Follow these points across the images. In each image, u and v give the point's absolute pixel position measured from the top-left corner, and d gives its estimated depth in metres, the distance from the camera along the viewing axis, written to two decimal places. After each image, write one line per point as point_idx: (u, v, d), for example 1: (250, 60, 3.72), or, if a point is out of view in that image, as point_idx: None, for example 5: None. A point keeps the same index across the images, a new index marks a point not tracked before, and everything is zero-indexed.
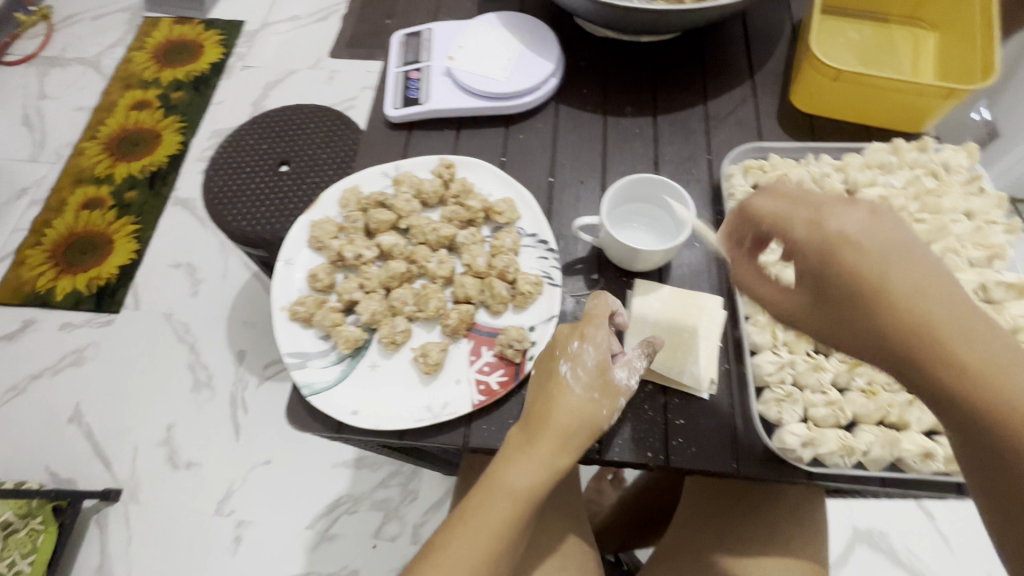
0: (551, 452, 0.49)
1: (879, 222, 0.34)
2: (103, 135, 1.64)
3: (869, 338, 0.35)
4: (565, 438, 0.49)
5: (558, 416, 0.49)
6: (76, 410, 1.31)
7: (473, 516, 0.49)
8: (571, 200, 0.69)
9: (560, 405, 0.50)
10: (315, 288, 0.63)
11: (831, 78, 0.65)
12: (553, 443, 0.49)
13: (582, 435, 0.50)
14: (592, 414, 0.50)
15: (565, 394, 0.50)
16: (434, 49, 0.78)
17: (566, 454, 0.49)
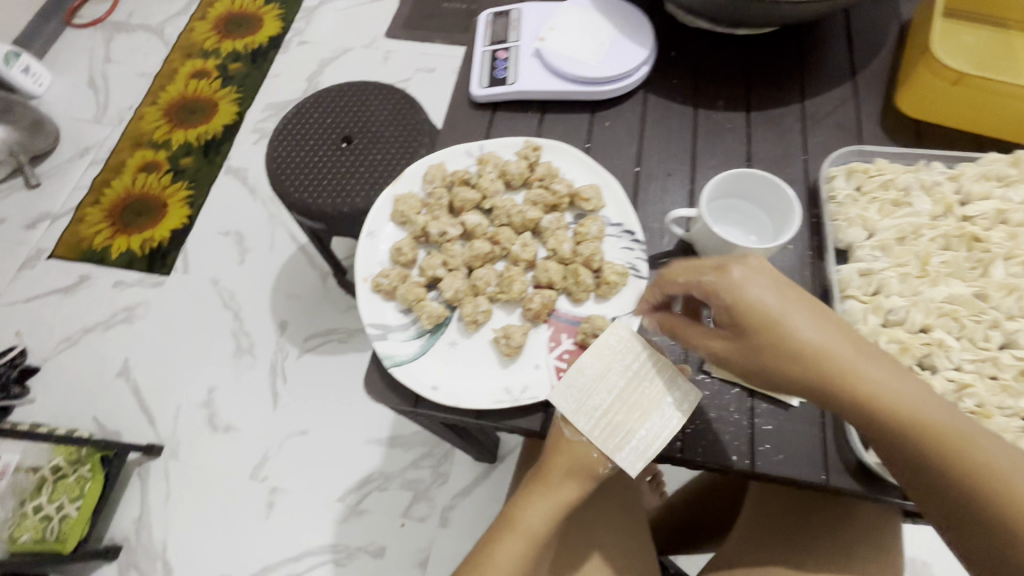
0: (551, 492, 0.53)
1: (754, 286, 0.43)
2: (162, 101, 1.68)
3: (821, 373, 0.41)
4: (564, 479, 0.52)
5: (553, 459, 0.53)
6: (124, 366, 1.35)
7: (486, 559, 0.52)
8: (657, 192, 0.67)
9: (553, 450, 0.53)
10: (397, 262, 0.62)
11: (950, 81, 0.62)
12: (550, 485, 0.53)
13: (575, 476, 0.52)
14: (582, 455, 0.51)
15: (557, 437, 0.52)
16: (523, 30, 0.76)
17: (563, 494, 0.53)
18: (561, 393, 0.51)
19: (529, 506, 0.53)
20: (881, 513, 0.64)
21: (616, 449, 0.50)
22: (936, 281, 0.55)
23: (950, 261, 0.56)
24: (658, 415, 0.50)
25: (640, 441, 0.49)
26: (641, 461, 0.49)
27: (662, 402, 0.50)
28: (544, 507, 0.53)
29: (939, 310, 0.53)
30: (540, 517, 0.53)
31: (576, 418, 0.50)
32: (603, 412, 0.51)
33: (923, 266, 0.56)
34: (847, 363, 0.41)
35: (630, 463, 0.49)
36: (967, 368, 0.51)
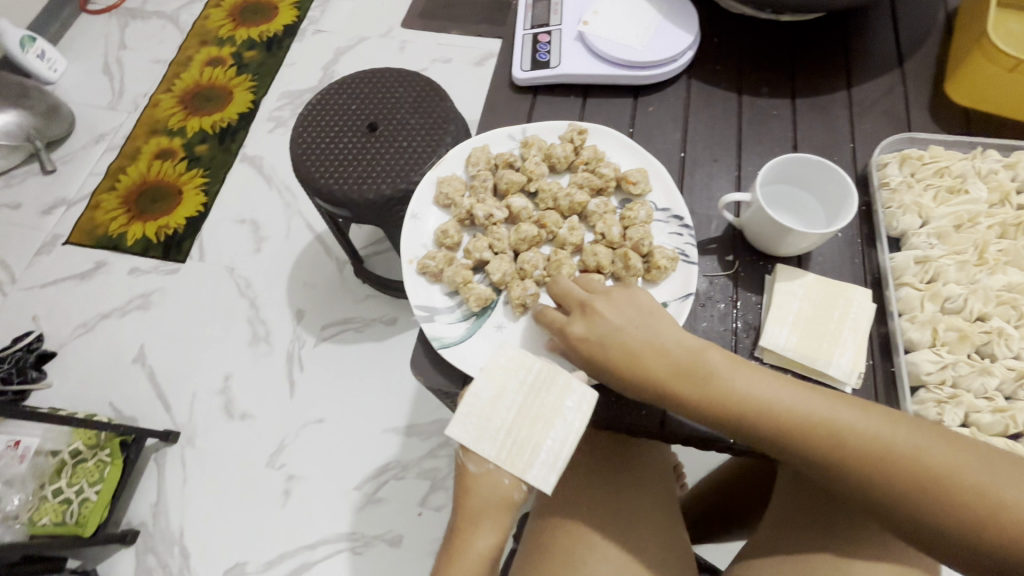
0: (467, 543, 0.54)
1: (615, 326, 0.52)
2: (178, 88, 1.67)
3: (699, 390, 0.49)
4: (478, 521, 0.54)
5: (466, 504, 0.54)
6: (141, 352, 1.35)
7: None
8: (704, 178, 0.66)
9: (464, 494, 0.54)
10: (443, 244, 0.62)
11: (1006, 68, 0.61)
12: (469, 534, 0.54)
13: (488, 515, 0.54)
14: (492, 489, 0.53)
15: (464, 478, 0.54)
16: (564, 13, 0.75)
17: (481, 544, 0.54)
18: (462, 426, 0.52)
19: (450, 565, 0.53)
20: None
21: (526, 468, 0.51)
22: (994, 269, 0.54)
23: (1008, 249, 0.55)
24: (561, 422, 0.52)
25: (548, 453, 0.51)
26: (554, 474, 0.51)
27: (561, 409, 0.52)
28: (465, 564, 0.53)
29: (998, 298, 0.53)
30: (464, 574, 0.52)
31: (480, 446, 0.52)
32: (506, 434, 0.52)
33: (980, 254, 0.55)
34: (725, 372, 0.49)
35: (543, 478, 0.50)
36: None
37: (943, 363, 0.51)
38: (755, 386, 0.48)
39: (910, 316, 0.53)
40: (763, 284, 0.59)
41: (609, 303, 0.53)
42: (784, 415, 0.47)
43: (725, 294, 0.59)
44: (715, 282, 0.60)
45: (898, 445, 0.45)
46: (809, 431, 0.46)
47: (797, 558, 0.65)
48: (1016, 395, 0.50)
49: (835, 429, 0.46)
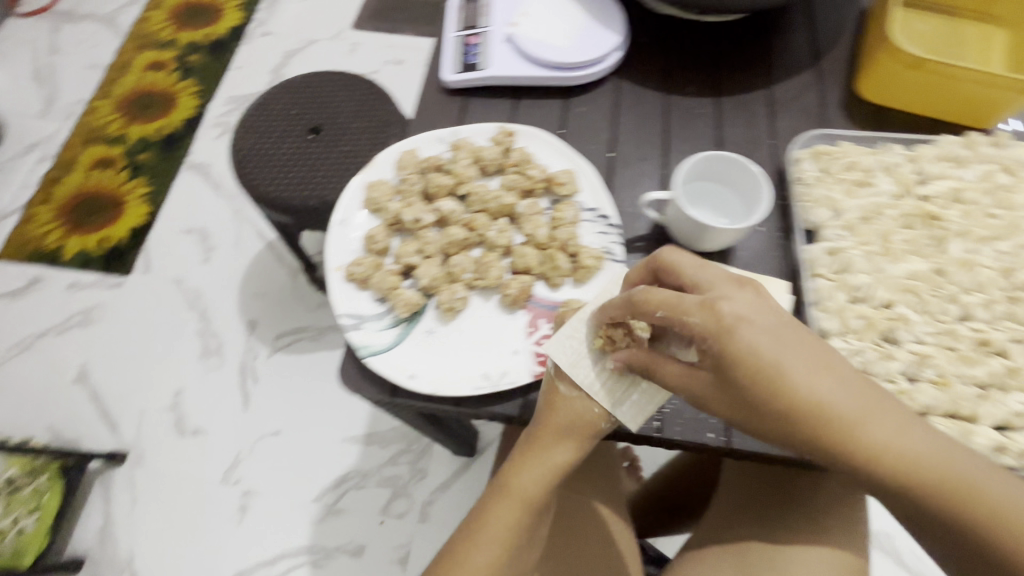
0: (544, 453, 0.52)
1: (752, 329, 0.40)
2: (117, 94, 1.60)
3: (828, 420, 0.39)
4: (556, 440, 0.52)
5: (547, 421, 0.53)
6: (82, 371, 1.29)
7: (482, 522, 0.52)
8: (631, 177, 0.67)
9: (549, 410, 0.52)
10: (371, 250, 0.61)
11: (906, 65, 0.64)
12: (542, 449, 0.52)
13: (570, 435, 0.52)
14: (580, 413, 0.52)
15: (551, 397, 0.53)
16: (493, 15, 0.75)
17: (558, 454, 0.52)
18: (560, 347, 0.53)
19: (523, 466, 0.52)
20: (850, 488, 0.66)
21: (615, 404, 0.51)
22: (898, 258, 0.57)
23: (911, 239, 0.58)
24: None
25: (640, 396, 0.51)
26: (642, 416, 0.51)
27: None
28: (533, 470, 0.52)
29: (901, 285, 0.56)
30: (533, 478, 0.52)
31: (575, 372, 0.52)
32: (603, 366, 0.52)
33: (885, 245, 0.58)
34: (825, 384, 0.40)
35: (631, 417, 0.51)
36: (929, 340, 0.53)
37: (851, 349, 0.53)
38: (857, 412, 0.39)
39: (822, 305, 0.55)
40: None
41: (746, 305, 0.41)
42: (879, 452, 0.38)
43: None
44: None
45: (1000, 497, 0.38)
46: (905, 474, 0.38)
47: (733, 548, 0.65)
48: (918, 377, 0.52)
49: (936, 473, 0.38)
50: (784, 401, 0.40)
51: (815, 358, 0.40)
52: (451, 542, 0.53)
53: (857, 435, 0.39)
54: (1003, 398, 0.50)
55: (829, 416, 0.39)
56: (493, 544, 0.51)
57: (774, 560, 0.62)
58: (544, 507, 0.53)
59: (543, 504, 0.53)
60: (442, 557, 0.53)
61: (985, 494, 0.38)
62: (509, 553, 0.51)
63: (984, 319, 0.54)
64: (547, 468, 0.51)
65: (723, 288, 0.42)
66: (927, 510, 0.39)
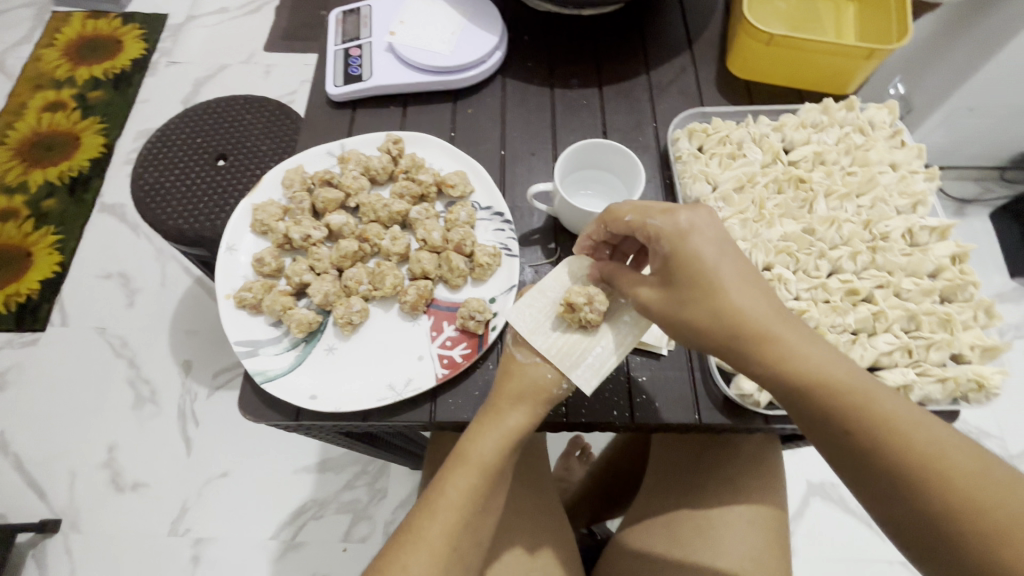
0: (500, 419, 0.51)
1: (707, 231, 0.44)
2: (12, 140, 1.49)
3: (756, 317, 0.43)
4: (513, 405, 0.51)
5: (502, 390, 0.52)
6: (0, 440, 1.19)
7: (439, 493, 0.51)
8: (523, 172, 0.69)
9: (505, 377, 0.52)
10: (262, 273, 0.60)
11: (764, 42, 0.68)
12: (498, 416, 0.51)
13: (524, 400, 0.51)
14: (533, 378, 0.51)
15: (508, 364, 0.52)
16: (374, 25, 0.75)
17: (514, 418, 0.51)
18: (522, 314, 0.52)
19: (479, 433, 0.51)
20: (762, 442, 0.68)
21: (571, 367, 0.50)
22: (772, 222, 0.60)
23: (781, 203, 0.61)
24: (614, 332, 0.51)
25: (595, 358, 0.50)
26: (594, 379, 0.50)
27: (617, 320, 0.52)
28: (493, 435, 0.50)
29: (776, 248, 0.58)
30: (491, 443, 0.50)
31: (533, 338, 0.51)
32: (563, 331, 0.51)
33: (759, 210, 0.61)
34: (751, 289, 0.43)
35: (585, 380, 0.50)
36: (803, 296, 0.57)
37: None
38: (779, 316, 0.43)
39: None
40: None
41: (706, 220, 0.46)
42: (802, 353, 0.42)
43: None
44: (539, 271, 0.63)
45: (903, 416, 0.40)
46: (809, 374, 0.41)
47: (661, 522, 0.67)
48: None
49: (838, 379, 0.41)
50: (714, 300, 0.43)
51: (745, 271, 0.44)
52: (407, 517, 0.52)
53: (775, 335, 0.42)
54: (872, 340, 0.54)
55: (760, 314, 0.43)
56: (450, 513, 0.49)
57: (698, 527, 0.64)
58: (502, 475, 0.52)
59: (502, 471, 0.52)
60: (397, 535, 0.51)
61: (890, 408, 0.40)
62: (467, 521, 0.50)
63: (851, 270, 0.58)
64: (502, 434, 0.50)
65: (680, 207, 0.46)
66: (826, 415, 0.41)
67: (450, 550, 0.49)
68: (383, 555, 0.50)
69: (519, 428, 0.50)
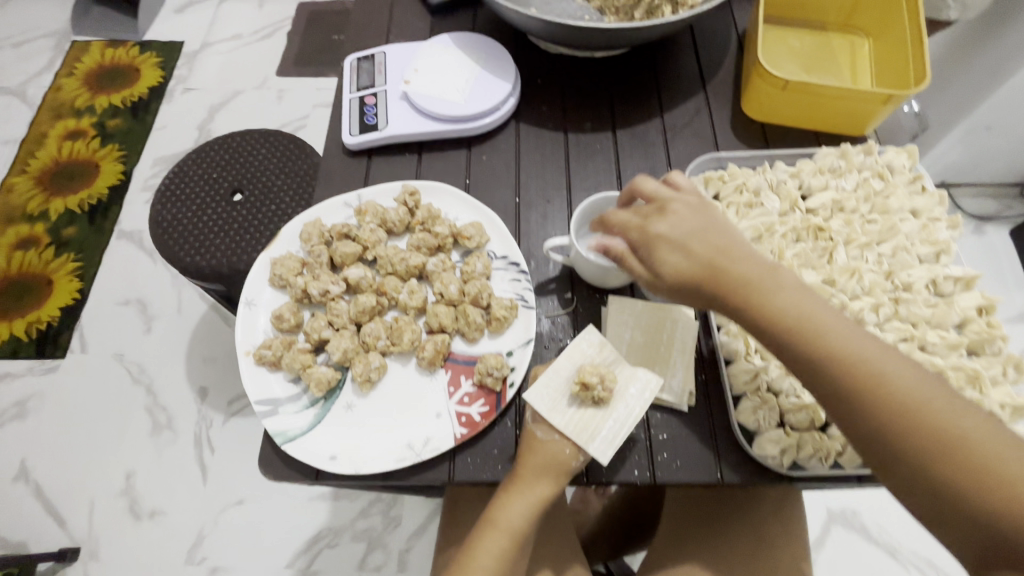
0: (525, 490, 0.51)
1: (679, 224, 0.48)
2: (34, 168, 1.53)
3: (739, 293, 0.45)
4: (537, 477, 0.51)
5: (525, 461, 0.52)
6: (23, 467, 1.21)
7: (468, 558, 0.50)
8: (539, 220, 0.69)
9: (527, 451, 0.52)
10: (281, 329, 0.60)
11: (779, 87, 0.68)
12: (524, 486, 0.51)
13: (548, 472, 0.51)
14: (555, 452, 0.51)
15: (529, 441, 0.52)
16: (389, 72, 0.76)
17: (538, 489, 0.51)
18: (538, 393, 0.52)
19: (507, 500, 0.51)
20: (783, 491, 0.68)
21: (587, 441, 0.50)
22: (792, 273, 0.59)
23: (801, 252, 0.60)
24: (623, 405, 0.51)
25: (608, 431, 0.51)
26: (610, 450, 0.50)
27: (626, 390, 0.52)
28: (518, 503, 0.51)
29: None
30: (518, 512, 0.51)
31: (553, 417, 0.51)
32: (578, 407, 0.52)
33: (778, 260, 0.60)
34: (730, 256, 0.46)
35: (602, 453, 0.50)
36: None
37: (756, 370, 0.55)
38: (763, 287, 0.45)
39: (726, 329, 0.58)
40: (600, 318, 0.62)
41: (678, 215, 0.49)
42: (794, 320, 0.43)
43: (568, 331, 0.62)
44: (557, 321, 0.63)
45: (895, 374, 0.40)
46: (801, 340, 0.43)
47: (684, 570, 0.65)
48: None
49: (831, 343, 0.42)
50: (699, 275, 0.46)
51: (724, 251, 0.47)
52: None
53: (752, 294, 0.45)
54: None
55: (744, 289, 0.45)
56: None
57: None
58: (528, 539, 0.52)
59: (528, 536, 0.52)
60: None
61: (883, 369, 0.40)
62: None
63: (875, 322, 0.57)
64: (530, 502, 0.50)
65: (655, 212, 0.50)
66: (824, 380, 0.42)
67: None
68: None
69: (545, 498, 0.51)
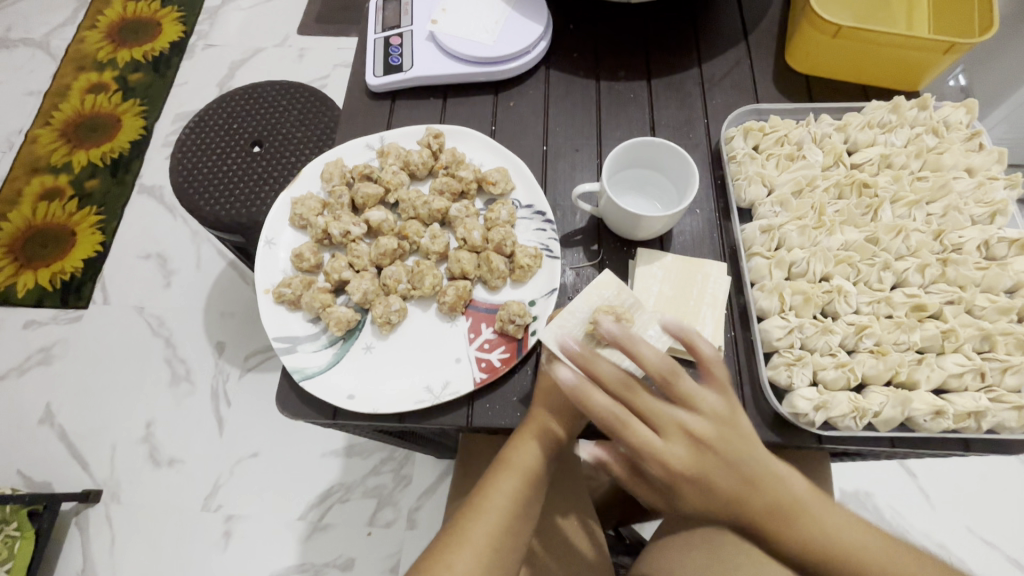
0: (540, 427, 0.51)
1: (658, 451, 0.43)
2: (57, 120, 1.53)
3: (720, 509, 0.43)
4: (550, 414, 0.51)
5: (538, 402, 0.52)
6: (47, 411, 1.24)
7: (482, 497, 0.49)
8: (567, 170, 0.66)
9: (539, 391, 0.52)
10: (301, 269, 0.59)
11: (830, 34, 0.64)
12: (537, 425, 0.51)
13: (560, 411, 0.51)
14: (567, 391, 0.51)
15: (543, 381, 0.52)
16: (415, 13, 0.73)
17: (550, 427, 0.51)
18: (554, 331, 0.51)
19: (521, 439, 0.51)
20: (807, 459, 0.65)
21: None
22: (833, 230, 0.56)
23: (843, 209, 0.57)
24: None
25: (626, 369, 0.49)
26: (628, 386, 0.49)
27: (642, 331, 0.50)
28: (531, 443, 0.51)
29: (836, 258, 0.55)
30: (532, 448, 0.50)
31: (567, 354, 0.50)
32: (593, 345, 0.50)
33: (819, 216, 0.57)
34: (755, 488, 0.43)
35: None
36: (865, 310, 0.54)
37: (790, 326, 0.52)
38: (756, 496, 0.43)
39: (760, 285, 0.55)
40: (627, 272, 0.60)
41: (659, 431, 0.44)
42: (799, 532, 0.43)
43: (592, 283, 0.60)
44: (581, 273, 0.61)
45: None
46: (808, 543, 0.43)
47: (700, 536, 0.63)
48: (857, 348, 0.52)
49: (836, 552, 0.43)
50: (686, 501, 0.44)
51: (711, 475, 0.43)
52: (446, 523, 0.50)
53: (793, 525, 0.43)
54: (940, 361, 0.51)
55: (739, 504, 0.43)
56: (494, 515, 0.48)
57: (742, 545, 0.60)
58: (543, 482, 0.52)
59: (542, 478, 0.51)
60: (441, 538, 0.49)
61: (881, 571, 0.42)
62: (511, 524, 0.48)
63: (918, 284, 0.55)
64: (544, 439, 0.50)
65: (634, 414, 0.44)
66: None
67: (494, 552, 0.47)
68: (428, 559, 0.47)
69: (558, 437, 0.51)
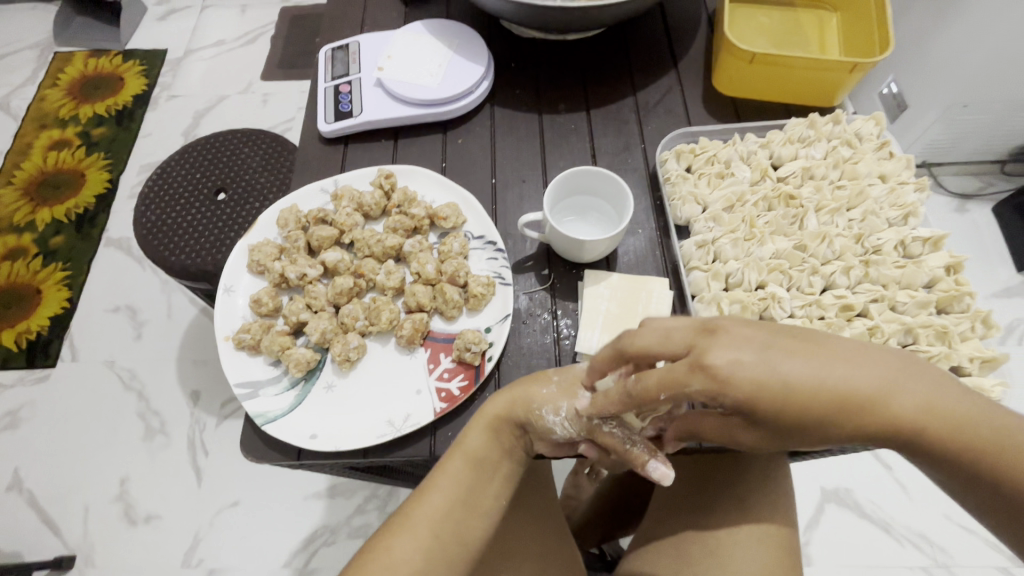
0: (481, 411, 0.53)
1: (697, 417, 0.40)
2: (20, 179, 1.52)
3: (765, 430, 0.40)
4: (498, 402, 0.52)
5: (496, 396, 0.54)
6: (15, 477, 1.20)
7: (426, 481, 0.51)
8: (515, 200, 0.69)
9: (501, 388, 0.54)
10: (260, 313, 0.61)
11: (746, 61, 0.69)
12: (480, 411, 0.53)
13: (505, 398, 0.52)
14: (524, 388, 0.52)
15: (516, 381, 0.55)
16: (363, 61, 0.77)
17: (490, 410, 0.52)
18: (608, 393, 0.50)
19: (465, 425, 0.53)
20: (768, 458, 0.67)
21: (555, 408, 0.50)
22: (764, 240, 0.60)
23: (772, 220, 0.61)
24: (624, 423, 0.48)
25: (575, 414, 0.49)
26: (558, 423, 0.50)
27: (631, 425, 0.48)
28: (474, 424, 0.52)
29: (769, 266, 0.58)
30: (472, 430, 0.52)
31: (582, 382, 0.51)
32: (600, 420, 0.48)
33: (750, 228, 0.60)
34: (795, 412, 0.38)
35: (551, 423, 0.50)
36: (798, 314, 0.57)
37: None
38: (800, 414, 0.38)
39: (700, 297, 0.58)
40: (576, 293, 0.63)
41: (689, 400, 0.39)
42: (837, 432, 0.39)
43: (545, 306, 0.62)
44: (535, 297, 0.63)
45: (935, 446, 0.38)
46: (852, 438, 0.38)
47: (669, 541, 0.65)
48: None
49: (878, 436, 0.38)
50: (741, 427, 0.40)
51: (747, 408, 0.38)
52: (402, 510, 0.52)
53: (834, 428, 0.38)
54: None
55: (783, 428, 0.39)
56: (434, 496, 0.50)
57: (708, 546, 0.62)
58: (493, 470, 0.52)
59: (486, 463, 0.51)
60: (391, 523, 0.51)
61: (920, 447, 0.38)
62: (450, 510, 0.49)
63: (845, 285, 0.58)
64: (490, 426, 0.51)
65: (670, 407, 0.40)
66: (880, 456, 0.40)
67: (431, 535, 0.48)
68: (368, 546, 0.48)
69: (497, 420, 0.52)
